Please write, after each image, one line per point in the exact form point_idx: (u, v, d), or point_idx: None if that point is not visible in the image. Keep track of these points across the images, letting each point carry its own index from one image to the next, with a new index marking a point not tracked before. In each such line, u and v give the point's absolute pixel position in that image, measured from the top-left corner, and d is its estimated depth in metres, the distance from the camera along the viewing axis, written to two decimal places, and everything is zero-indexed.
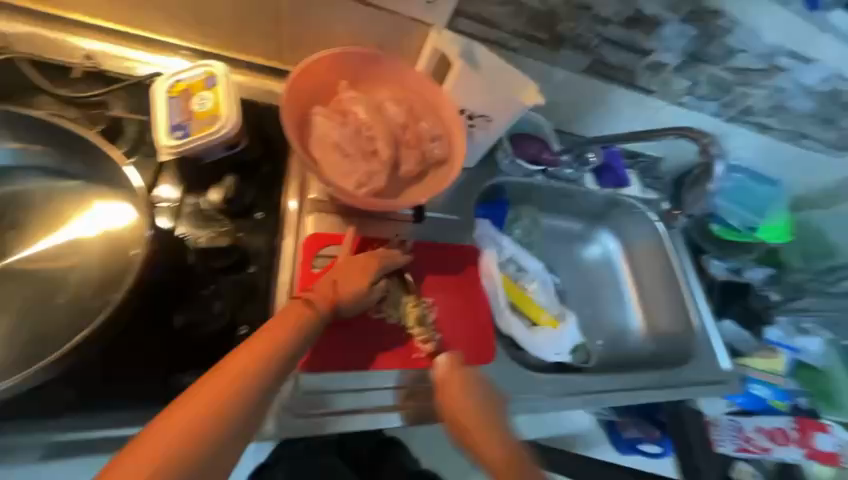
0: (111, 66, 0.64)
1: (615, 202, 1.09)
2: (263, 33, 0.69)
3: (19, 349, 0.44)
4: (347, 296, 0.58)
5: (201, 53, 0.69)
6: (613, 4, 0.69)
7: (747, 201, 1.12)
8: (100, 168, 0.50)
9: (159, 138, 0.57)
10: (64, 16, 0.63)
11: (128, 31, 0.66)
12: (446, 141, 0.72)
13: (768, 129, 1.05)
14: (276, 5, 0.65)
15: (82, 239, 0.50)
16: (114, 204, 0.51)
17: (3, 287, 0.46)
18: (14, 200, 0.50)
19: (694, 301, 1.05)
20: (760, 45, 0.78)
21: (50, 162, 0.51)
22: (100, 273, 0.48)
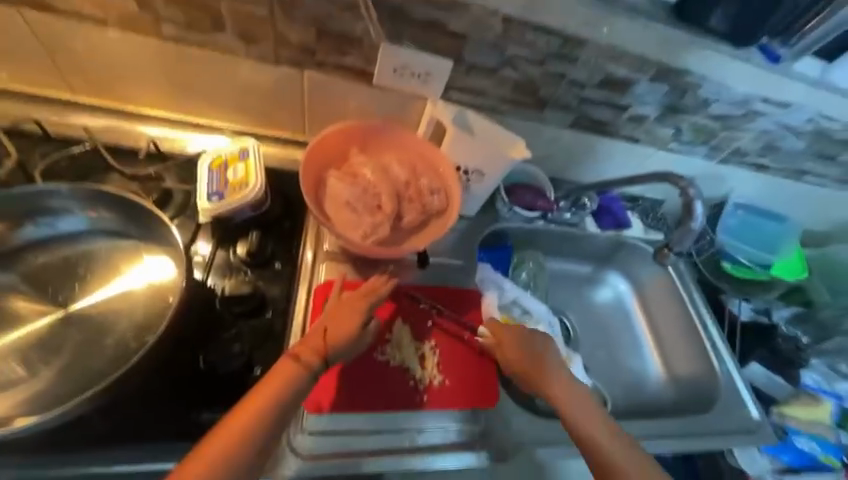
0: (167, 146, 0.78)
1: (620, 244, 1.11)
2: (286, 112, 0.82)
3: (69, 384, 0.51)
4: (338, 345, 0.61)
5: (237, 131, 0.83)
6: (586, 71, 0.78)
7: (755, 239, 1.13)
8: (150, 230, 0.59)
9: (199, 203, 0.68)
10: (132, 110, 0.78)
11: (181, 117, 0.80)
12: (444, 194, 0.80)
13: (763, 168, 1.08)
14: (298, 91, 0.78)
15: (130, 289, 0.58)
16: (162, 258, 0.60)
17: (64, 331, 0.54)
18: (83, 258, 0.59)
19: (714, 344, 1.02)
20: (733, 95, 0.85)
21: (111, 225, 0.60)
22: (141, 318, 0.56)
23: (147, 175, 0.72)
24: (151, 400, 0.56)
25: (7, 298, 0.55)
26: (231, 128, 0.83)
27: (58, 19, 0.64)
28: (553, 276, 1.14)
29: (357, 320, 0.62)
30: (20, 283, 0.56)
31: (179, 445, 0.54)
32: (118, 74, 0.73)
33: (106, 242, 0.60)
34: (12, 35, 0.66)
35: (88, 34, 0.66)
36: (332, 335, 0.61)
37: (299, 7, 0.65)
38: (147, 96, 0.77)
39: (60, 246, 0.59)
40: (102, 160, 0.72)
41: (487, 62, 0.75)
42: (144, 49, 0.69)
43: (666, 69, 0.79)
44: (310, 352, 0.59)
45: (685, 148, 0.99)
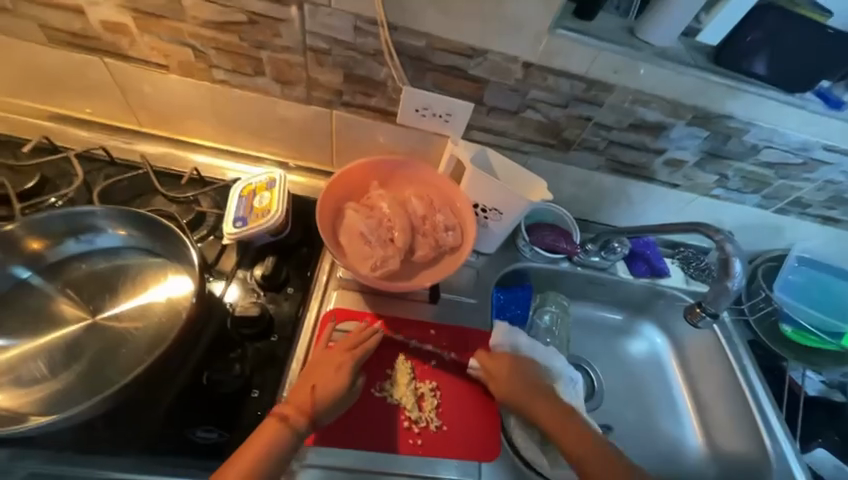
0: (208, 173, 0.86)
1: (656, 293, 1.03)
2: (316, 146, 0.88)
3: (86, 388, 0.56)
4: (325, 404, 0.61)
5: (272, 161, 0.90)
6: (614, 114, 0.75)
7: (822, 300, 0.98)
8: (176, 250, 0.66)
9: (225, 227, 0.74)
10: (184, 140, 0.88)
11: (223, 148, 0.89)
12: (459, 231, 0.80)
13: (832, 221, 0.96)
14: (327, 127, 0.84)
15: (152, 303, 0.63)
16: (183, 276, 0.65)
17: (90, 337, 0.60)
18: (116, 272, 0.66)
19: (765, 418, 0.88)
20: (787, 141, 0.77)
21: (144, 243, 0.67)
22: (156, 331, 0.61)
23: (186, 198, 0.79)
24: (156, 410, 0.60)
25: (52, 302, 0.63)
26: (266, 159, 0.90)
27: (131, 65, 0.75)
28: (579, 322, 1.07)
29: (344, 378, 0.63)
30: (65, 290, 0.64)
31: (173, 458, 0.57)
32: (175, 110, 0.83)
33: (138, 258, 0.67)
34: (96, 77, 0.78)
35: (153, 77, 0.77)
36: (321, 390, 0.62)
37: (330, 55, 0.71)
38: (197, 129, 0.86)
39: (100, 259, 0.67)
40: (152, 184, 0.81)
41: (508, 105, 0.75)
42: (197, 90, 0.78)
43: (705, 113, 0.74)
44: (297, 409, 0.60)
45: (732, 195, 0.91)
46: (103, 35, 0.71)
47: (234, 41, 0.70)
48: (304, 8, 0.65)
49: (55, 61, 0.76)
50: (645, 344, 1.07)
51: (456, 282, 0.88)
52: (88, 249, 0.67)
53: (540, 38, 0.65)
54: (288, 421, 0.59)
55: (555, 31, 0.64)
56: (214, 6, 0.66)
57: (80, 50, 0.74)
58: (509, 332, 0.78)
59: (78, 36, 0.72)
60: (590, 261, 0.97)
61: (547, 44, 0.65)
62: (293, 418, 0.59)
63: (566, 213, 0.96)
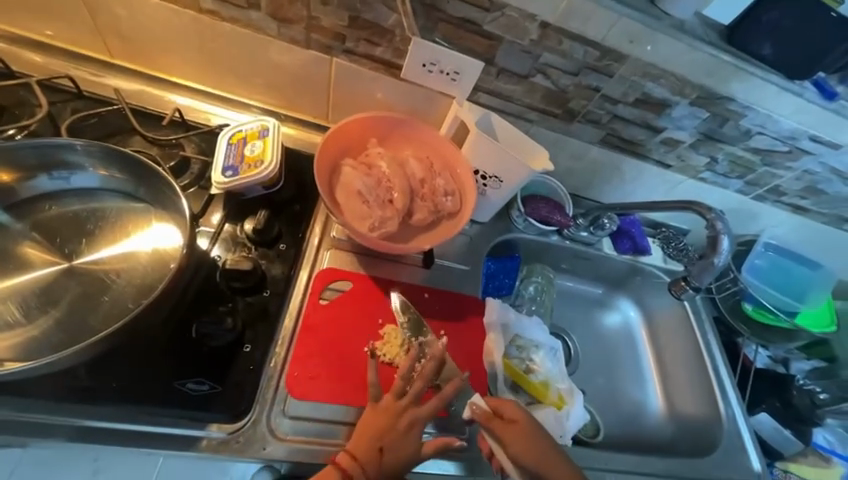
0: (192, 117, 0.79)
1: (635, 270, 1.08)
2: (311, 96, 0.82)
3: (64, 336, 0.53)
4: (390, 469, 0.58)
5: (262, 110, 0.84)
6: (622, 87, 0.75)
7: (783, 283, 1.06)
8: (163, 197, 0.61)
9: (213, 176, 0.69)
10: (163, 78, 0.80)
11: (208, 90, 0.81)
12: (458, 197, 0.79)
13: (802, 210, 1.02)
14: (325, 76, 0.78)
15: (135, 251, 0.59)
16: (171, 225, 0.61)
17: (65, 283, 0.56)
18: (94, 216, 0.61)
19: (721, 386, 0.97)
20: (779, 129, 0.80)
21: (125, 187, 0.62)
22: (140, 281, 0.57)
23: (168, 142, 0.73)
24: (142, 361, 0.57)
25: (17, 243, 0.57)
26: (256, 106, 0.84)
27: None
28: (561, 295, 1.11)
29: (414, 442, 0.60)
30: (32, 231, 0.58)
31: (160, 408, 0.55)
32: (153, 41, 0.74)
33: (117, 203, 0.62)
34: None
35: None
36: (386, 453, 0.58)
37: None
38: (179, 67, 0.78)
39: (73, 201, 0.61)
40: (128, 123, 0.73)
41: (519, 67, 0.73)
42: (181, 20, 0.70)
43: (709, 93, 0.74)
44: (361, 475, 0.56)
45: (718, 179, 0.94)
46: None
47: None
48: None
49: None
50: (620, 318, 1.13)
51: (449, 249, 0.88)
52: (59, 188, 0.61)
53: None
54: (345, 476, 0.55)
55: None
56: None
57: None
58: (501, 308, 0.83)
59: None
60: (578, 235, 1.00)
61: (568, 3, 0.63)
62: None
63: (561, 186, 0.96)
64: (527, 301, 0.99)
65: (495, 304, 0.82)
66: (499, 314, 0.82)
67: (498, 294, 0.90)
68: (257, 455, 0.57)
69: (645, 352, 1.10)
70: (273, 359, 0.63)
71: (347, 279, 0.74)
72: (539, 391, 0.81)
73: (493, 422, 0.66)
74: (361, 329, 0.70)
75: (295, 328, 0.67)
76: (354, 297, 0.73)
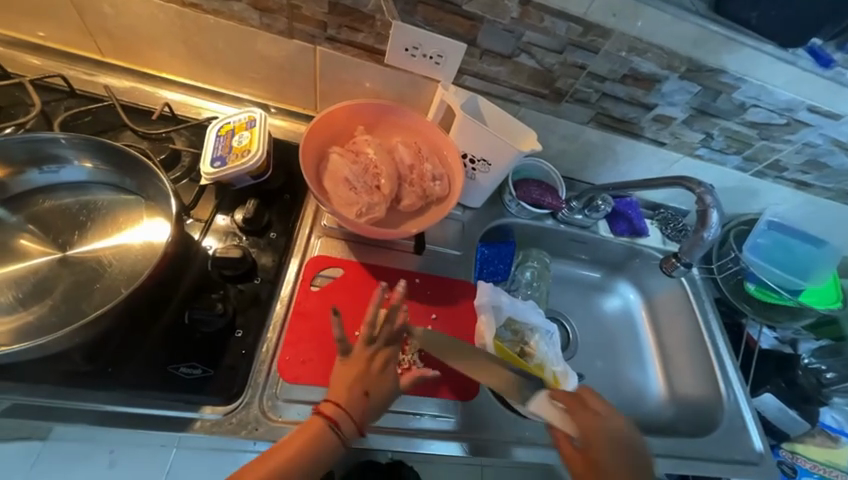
0: (183, 111, 0.81)
1: (634, 252, 1.06)
2: (298, 87, 0.83)
3: (59, 323, 0.55)
4: (375, 412, 0.59)
5: (251, 102, 0.85)
6: (608, 63, 0.74)
7: (788, 261, 1.03)
8: (151, 188, 0.63)
9: (202, 166, 0.70)
10: (154, 74, 0.81)
11: (198, 85, 0.83)
12: (447, 181, 0.79)
13: (806, 186, 0.99)
14: (311, 65, 0.79)
15: (126, 241, 0.61)
16: (161, 215, 0.62)
17: (60, 272, 0.58)
18: (86, 208, 0.63)
19: (722, 366, 0.96)
20: (775, 100, 0.78)
21: (116, 180, 0.64)
22: (130, 269, 0.59)
23: (158, 135, 0.74)
24: (137, 345, 0.59)
25: (14, 236, 0.59)
26: (245, 99, 0.85)
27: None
28: (558, 280, 1.10)
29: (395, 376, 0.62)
30: (29, 224, 0.60)
31: (155, 390, 0.57)
32: (140, 38, 0.75)
33: (109, 196, 0.64)
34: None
35: None
36: (369, 385, 0.60)
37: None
38: (168, 62, 0.80)
39: (66, 194, 0.63)
40: (119, 119, 0.75)
41: (502, 47, 0.72)
42: (166, 14, 0.71)
43: (699, 66, 0.73)
44: (346, 418, 0.57)
45: (715, 156, 0.93)
46: None
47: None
48: None
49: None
50: (620, 302, 1.12)
51: (441, 235, 0.88)
52: (53, 183, 0.63)
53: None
54: (330, 423, 0.56)
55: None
56: None
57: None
58: (492, 290, 0.83)
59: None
60: (573, 218, 0.98)
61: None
62: (343, 429, 0.56)
63: (553, 170, 0.95)
64: (523, 286, 0.99)
65: (485, 286, 0.82)
66: (490, 296, 0.82)
67: (493, 280, 0.91)
68: (250, 436, 0.58)
69: (645, 336, 1.09)
70: (265, 344, 0.65)
71: (338, 266, 0.75)
72: (534, 372, 0.80)
73: (572, 457, 0.64)
74: (352, 313, 0.71)
75: (286, 314, 0.68)
76: (345, 283, 0.74)
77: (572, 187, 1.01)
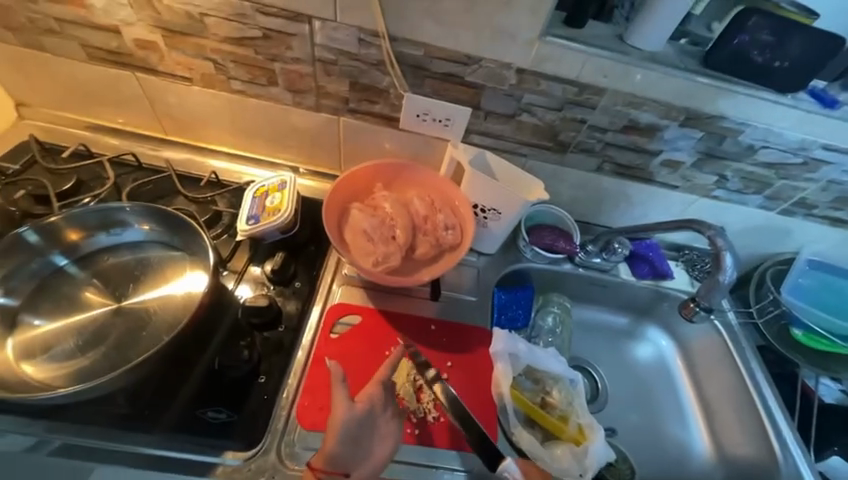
0: (226, 176, 0.93)
1: (661, 296, 1.02)
2: (325, 151, 0.93)
3: (109, 368, 0.61)
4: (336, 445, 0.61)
5: (284, 166, 0.96)
6: (606, 116, 0.78)
7: (833, 303, 0.96)
8: (195, 245, 0.71)
9: (239, 224, 0.79)
10: (205, 146, 0.95)
11: (241, 153, 0.95)
12: (459, 230, 0.83)
13: (842, 222, 0.94)
14: (335, 133, 0.89)
15: (170, 293, 0.69)
16: (201, 269, 0.70)
17: (114, 321, 0.66)
18: (140, 264, 0.72)
19: (774, 423, 0.85)
20: (784, 141, 0.78)
21: (167, 239, 0.74)
22: (172, 317, 0.66)
23: (204, 199, 0.86)
24: (174, 386, 0.65)
25: (82, 289, 0.69)
26: (279, 163, 0.96)
27: (159, 78, 0.83)
28: (582, 325, 1.07)
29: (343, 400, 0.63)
30: (95, 278, 0.70)
31: (184, 434, 0.61)
32: (195, 119, 0.90)
33: (159, 252, 0.73)
34: (127, 90, 0.86)
35: (178, 89, 0.84)
36: (336, 443, 0.61)
37: (338, 66, 0.77)
38: (217, 137, 0.93)
39: (125, 252, 0.73)
40: (174, 185, 0.87)
41: (505, 109, 0.79)
42: (217, 100, 0.86)
43: (699, 114, 0.76)
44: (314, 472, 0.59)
45: (733, 197, 0.92)
46: (135, 51, 0.79)
47: (250, 55, 0.77)
48: (314, 23, 0.71)
49: (93, 76, 0.84)
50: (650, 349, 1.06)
51: (457, 280, 0.91)
52: (117, 241, 0.74)
53: (534, 46, 0.69)
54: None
55: (546, 39, 0.68)
56: (233, 25, 0.73)
57: (114, 65, 0.82)
58: (508, 338, 0.81)
59: (113, 53, 0.80)
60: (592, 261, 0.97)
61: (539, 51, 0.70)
62: None
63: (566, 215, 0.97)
64: (543, 331, 0.97)
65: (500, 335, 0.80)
66: (506, 345, 0.80)
67: (513, 325, 0.90)
68: None
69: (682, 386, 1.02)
70: (286, 389, 0.68)
71: (357, 313, 0.79)
72: (556, 426, 0.77)
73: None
74: (369, 361, 0.74)
75: (307, 360, 0.71)
76: (362, 329, 0.77)
77: (588, 231, 1.01)
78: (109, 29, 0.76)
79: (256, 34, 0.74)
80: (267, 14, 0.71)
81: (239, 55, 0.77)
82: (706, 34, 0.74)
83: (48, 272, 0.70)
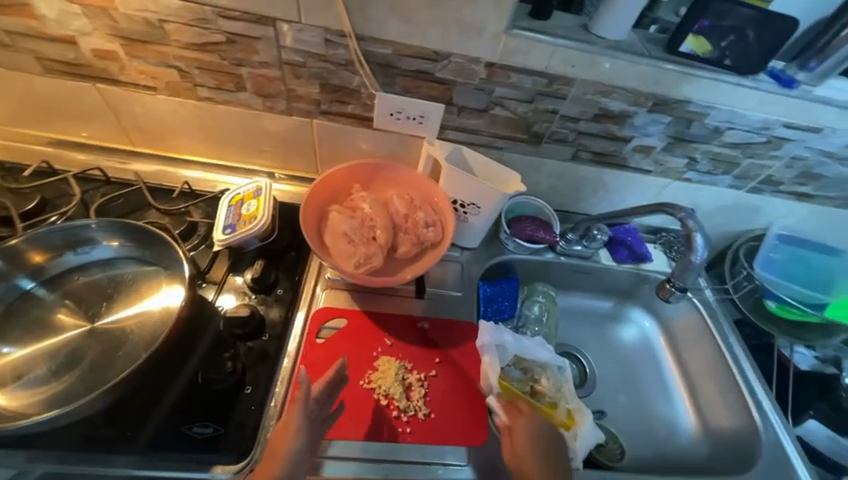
0: (200, 186, 0.91)
1: (641, 278, 1.05)
2: (299, 155, 0.92)
3: (86, 391, 0.60)
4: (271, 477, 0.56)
5: (261, 172, 0.95)
6: (577, 106, 0.79)
7: (803, 275, 1.00)
8: (170, 258, 0.70)
9: (215, 234, 0.78)
10: (176, 156, 0.93)
11: (214, 162, 0.93)
12: (440, 227, 0.83)
13: (807, 197, 0.98)
14: (310, 135, 0.88)
15: (147, 309, 0.67)
16: (177, 282, 0.69)
17: (89, 343, 0.64)
18: (113, 281, 0.70)
19: (754, 393, 0.89)
20: (748, 121, 0.81)
21: (140, 254, 0.72)
22: (150, 334, 0.65)
23: (177, 210, 0.83)
24: (160, 404, 0.63)
25: (53, 312, 0.67)
26: (255, 170, 0.94)
27: (121, 88, 0.80)
28: (568, 311, 1.09)
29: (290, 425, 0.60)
30: (66, 299, 0.68)
31: (170, 452, 0.60)
32: (163, 128, 0.87)
33: (133, 268, 0.71)
34: (88, 103, 0.83)
35: (143, 99, 0.82)
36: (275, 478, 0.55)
37: (306, 69, 0.76)
38: (188, 146, 0.91)
39: (96, 271, 0.71)
40: (145, 198, 0.85)
41: (477, 104, 0.79)
42: (185, 108, 0.83)
43: (665, 100, 0.77)
44: None
45: (704, 177, 0.94)
46: (95, 62, 0.77)
47: (214, 61, 0.75)
48: (278, 25, 0.69)
49: (51, 90, 0.81)
50: (635, 330, 1.09)
51: (440, 277, 0.91)
52: (88, 260, 0.72)
53: (501, 39, 0.69)
54: None
55: (513, 33, 0.69)
56: (195, 30, 0.71)
57: (73, 77, 0.79)
58: (495, 330, 0.83)
59: (70, 64, 0.77)
60: (574, 248, 0.99)
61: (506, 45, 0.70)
62: None
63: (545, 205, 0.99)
64: (530, 321, 0.97)
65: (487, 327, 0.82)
66: (493, 336, 0.81)
67: (500, 317, 0.91)
68: None
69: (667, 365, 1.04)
70: (273, 399, 0.67)
71: (343, 316, 0.78)
72: (545, 412, 0.78)
73: (503, 441, 0.69)
74: (357, 365, 0.74)
75: (294, 367, 0.71)
76: (349, 332, 0.77)
77: (567, 219, 1.03)
78: (63, 40, 0.73)
79: (219, 40, 0.72)
80: (228, 19, 0.69)
81: (203, 61, 0.75)
82: (674, 18, 0.75)
83: (15, 296, 0.68)
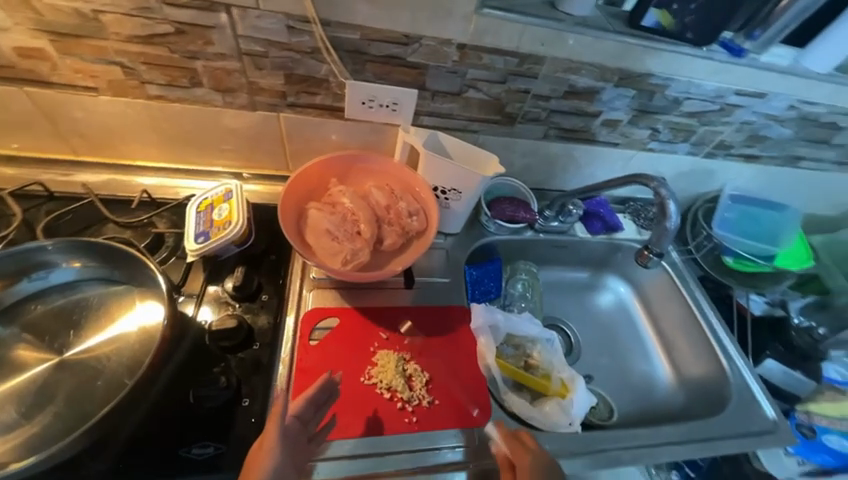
0: (161, 194, 0.83)
1: (615, 247, 1.10)
2: (268, 152, 0.87)
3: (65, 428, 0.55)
4: None
5: (226, 172, 0.88)
6: (548, 85, 0.80)
7: (755, 230, 1.09)
8: (139, 274, 0.65)
9: (186, 244, 0.73)
10: (126, 163, 0.84)
11: (172, 167, 0.86)
12: (423, 215, 0.82)
13: (755, 158, 1.06)
14: (278, 131, 0.83)
15: (122, 332, 0.62)
16: (152, 297, 0.65)
17: (59, 375, 0.58)
18: (79, 305, 0.64)
19: (720, 340, 0.97)
20: (704, 90, 0.85)
21: (105, 273, 0.66)
22: (129, 358, 0.60)
23: (141, 222, 0.77)
24: (150, 429, 0.59)
25: (11, 349, 0.60)
26: (220, 171, 0.88)
27: (56, 91, 0.72)
28: (551, 286, 1.13)
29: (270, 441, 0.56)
30: (24, 332, 0.61)
31: (169, 478, 0.56)
32: (109, 133, 0.79)
33: (100, 289, 0.65)
34: (17, 110, 0.74)
35: (84, 102, 0.74)
36: None
37: (267, 59, 0.71)
38: (141, 150, 0.83)
39: (56, 296, 0.65)
40: (100, 212, 0.77)
41: (450, 87, 0.78)
42: (133, 109, 0.76)
43: (629, 74, 0.80)
44: None
45: (666, 147, 1.00)
46: (20, 63, 0.68)
47: (163, 55, 0.69)
48: (231, 12, 0.64)
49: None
50: (612, 297, 1.15)
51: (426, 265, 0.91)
52: (44, 286, 0.65)
53: (470, 19, 0.68)
54: None
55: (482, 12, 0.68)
56: (137, 21, 0.64)
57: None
58: (488, 311, 0.85)
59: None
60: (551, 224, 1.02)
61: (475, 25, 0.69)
62: None
63: (517, 181, 1.01)
64: (515, 298, 1.01)
65: (479, 308, 0.84)
66: (485, 318, 0.84)
67: (487, 298, 0.92)
68: None
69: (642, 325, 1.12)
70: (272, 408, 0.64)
71: (334, 315, 0.77)
72: (541, 383, 0.82)
73: (505, 474, 0.63)
74: (354, 362, 0.73)
75: (291, 372, 0.69)
76: (342, 329, 0.75)
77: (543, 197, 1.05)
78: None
79: (166, 31, 0.65)
80: (175, 7, 0.63)
81: (149, 55, 0.68)
82: None
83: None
